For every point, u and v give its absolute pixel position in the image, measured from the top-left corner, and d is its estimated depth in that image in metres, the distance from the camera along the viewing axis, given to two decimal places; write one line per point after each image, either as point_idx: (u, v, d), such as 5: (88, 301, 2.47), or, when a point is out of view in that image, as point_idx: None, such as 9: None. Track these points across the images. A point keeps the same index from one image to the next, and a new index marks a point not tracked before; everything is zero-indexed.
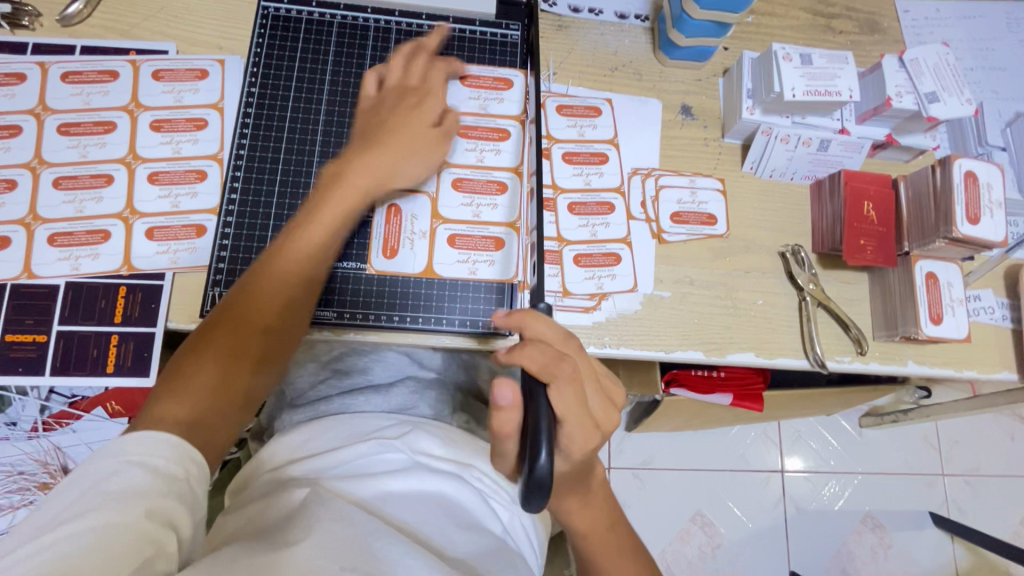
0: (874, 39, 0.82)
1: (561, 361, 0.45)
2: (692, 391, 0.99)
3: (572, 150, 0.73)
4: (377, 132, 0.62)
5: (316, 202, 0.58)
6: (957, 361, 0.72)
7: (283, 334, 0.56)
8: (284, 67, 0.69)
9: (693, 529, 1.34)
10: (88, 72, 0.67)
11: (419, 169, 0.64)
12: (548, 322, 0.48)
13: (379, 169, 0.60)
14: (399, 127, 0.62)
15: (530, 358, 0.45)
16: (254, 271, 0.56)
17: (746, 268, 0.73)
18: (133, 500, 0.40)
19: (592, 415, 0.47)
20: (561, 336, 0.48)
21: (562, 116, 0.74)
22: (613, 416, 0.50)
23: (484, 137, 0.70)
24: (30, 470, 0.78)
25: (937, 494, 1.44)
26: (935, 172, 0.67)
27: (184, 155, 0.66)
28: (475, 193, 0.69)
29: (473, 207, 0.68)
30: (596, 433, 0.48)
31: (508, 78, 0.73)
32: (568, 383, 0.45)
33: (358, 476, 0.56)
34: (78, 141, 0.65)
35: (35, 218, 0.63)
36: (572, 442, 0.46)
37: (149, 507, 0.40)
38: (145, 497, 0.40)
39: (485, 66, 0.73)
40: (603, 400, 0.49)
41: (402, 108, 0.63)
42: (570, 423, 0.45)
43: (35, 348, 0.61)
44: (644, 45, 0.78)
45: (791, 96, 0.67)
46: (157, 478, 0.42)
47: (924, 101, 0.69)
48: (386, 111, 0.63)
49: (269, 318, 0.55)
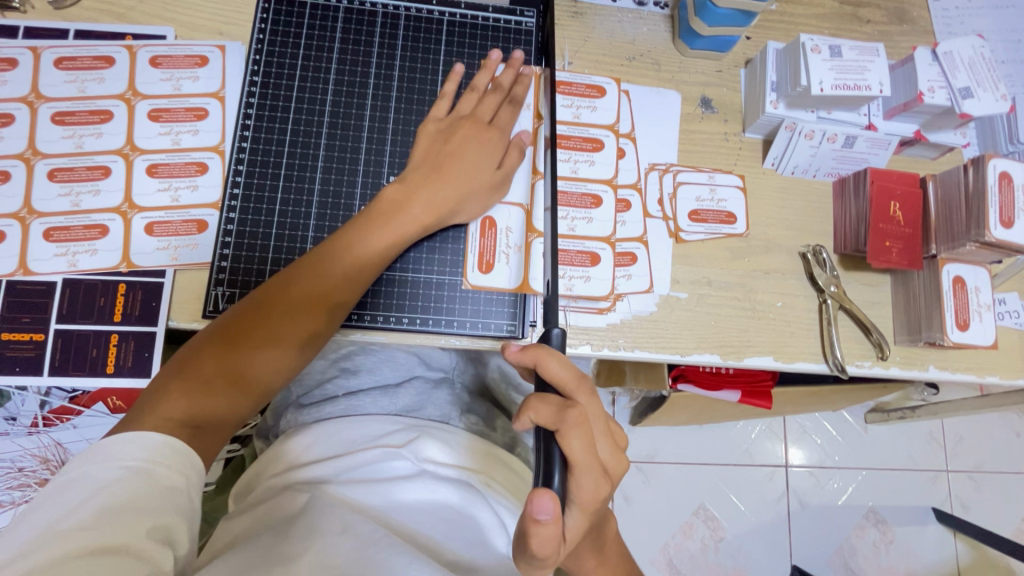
0: (903, 29, 0.79)
1: (566, 410, 0.43)
2: (700, 388, 0.96)
3: (563, 134, 0.69)
4: (441, 153, 0.61)
5: (373, 216, 0.58)
6: (979, 366, 0.71)
7: (309, 339, 0.54)
8: (288, 55, 0.66)
9: (695, 523, 1.33)
10: (83, 58, 0.64)
11: (472, 177, 0.61)
12: (561, 361, 0.45)
13: (436, 190, 0.59)
14: (461, 147, 0.61)
15: (538, 410, 0.44)
16: (290, 272, 0.55)
17: (766, 268, 0.70)
18: (137, 514, 0.40)
19: (600, 462, 0.45)
20: (574, 377, 0.45)
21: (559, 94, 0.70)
22: (622, 460, 0.47)
23: (578, 147, 0.69)
24: (29, 466, 0.76)
25: (941, 490, 1.44)
26: (967, 172, 0.64)
27: (184, 147, 0.64)
28: (571, 206, 0.67)
29: (569, 220, 0.67)
30: (606, 483, 0.45)
31: (601, 85, 0.71)
32: (575, 431, 0.43)
33: (363, 485, 0.55)
34: (73, 131, 0.63)
35: (30, 212, 0.60)
36: (583, 493, 0.44)
37: (152, 524, 0.40)
38: (147, 513, 0.41)
39: (579, 74, 0.71)
40: (612, 447, 0.46)
41: (475, 138, 0.62)
42: (580, 472, 0.43)
43: (33, 347, 0.59)
44: (663, 33, 0.75)
45: (819, 90, 0.64)
46: (160, 490, 0.42)
47: (958, 96, 0.66)
48: (456, 138, 0.62)
49: (297, 321, 0.53)
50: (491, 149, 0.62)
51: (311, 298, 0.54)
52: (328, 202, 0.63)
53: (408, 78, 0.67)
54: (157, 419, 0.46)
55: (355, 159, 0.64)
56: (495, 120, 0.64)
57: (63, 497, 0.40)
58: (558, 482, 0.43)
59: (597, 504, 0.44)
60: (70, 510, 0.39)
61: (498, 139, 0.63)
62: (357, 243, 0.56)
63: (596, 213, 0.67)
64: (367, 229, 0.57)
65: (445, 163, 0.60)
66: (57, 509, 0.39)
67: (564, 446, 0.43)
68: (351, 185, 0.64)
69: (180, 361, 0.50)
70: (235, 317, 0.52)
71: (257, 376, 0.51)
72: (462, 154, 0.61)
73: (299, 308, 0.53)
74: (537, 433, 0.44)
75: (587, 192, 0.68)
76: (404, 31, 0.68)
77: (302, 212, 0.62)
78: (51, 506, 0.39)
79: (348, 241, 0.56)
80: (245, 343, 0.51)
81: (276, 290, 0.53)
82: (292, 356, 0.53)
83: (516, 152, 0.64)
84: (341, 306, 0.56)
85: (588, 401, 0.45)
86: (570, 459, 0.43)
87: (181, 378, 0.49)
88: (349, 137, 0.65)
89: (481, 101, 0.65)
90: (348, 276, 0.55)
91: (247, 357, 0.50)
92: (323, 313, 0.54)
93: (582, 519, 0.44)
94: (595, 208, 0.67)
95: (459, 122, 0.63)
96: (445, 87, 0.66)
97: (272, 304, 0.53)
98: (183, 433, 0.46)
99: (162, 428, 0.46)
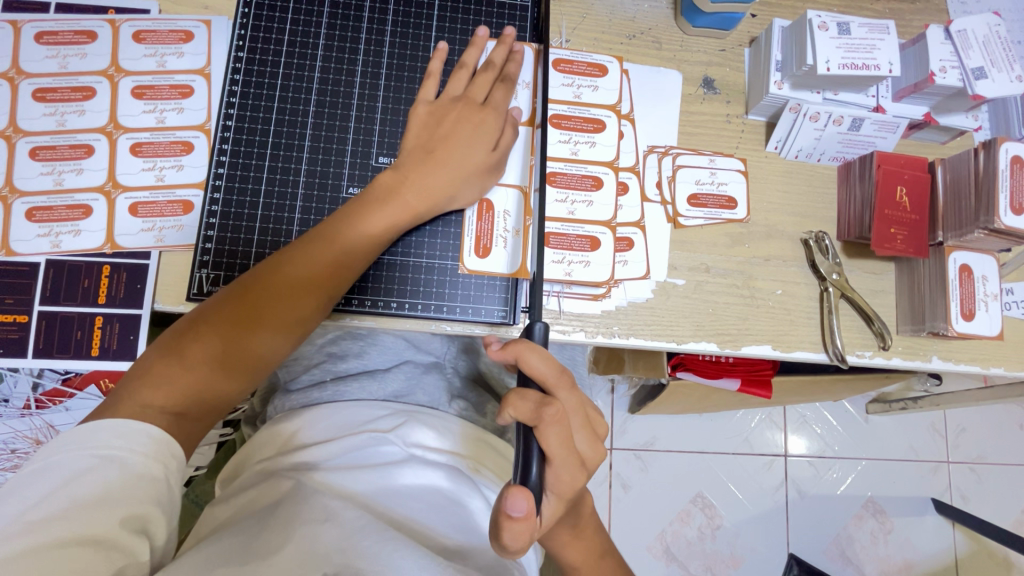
0: (915, 7, 0.76)
1: (545, 406, 0.42)
2: (699, 376, 0.95)
3: (563, 114, 0.67)
4: (433, 132, 0.59)
5: (364, 198, 0.56)
6: (983, 357, 0.69)
7: (294, 325, 0.52)
8: (273, 30, 0.63)
9: (693, 511, 1.33)
10: (64, 32, 0.62)
11: (469, 161, 0.58)
12: (541, 355, 0.43)
13: (431, 175, 0.57)
14: (454, 128, 0.59)
15: (517, 407, 0.42)
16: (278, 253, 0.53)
17: (766, 255, 0.69)
18: (110, 505, 0.40)
19: (577, 454, 0.44)
20: (554, 371, 0.44)
21: (558, 73, 0.67)
22: (599, 449, 0.46)
23: (578, 128, 0.67)
24: (21, 447, 0.77)
25: (941, 482, 1.43)
26: (977, 157, 0.62)
27: (168, 126, 0.62)
28: (570, 188, 0.65)
29: (569, 203, 0.65)
30: (583, 473, 0.45)
31: (602, 63, 0.68)
32: (552, 427, 0.42)
33: (349, 470, 0.54)
34: (55, 108, 0.61)
35: (12, 191, 0.59)
36: (560, 484, 0.44)
37: (125, 516, 0.41)
38: (123, 504, 0.41)
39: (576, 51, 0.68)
40: (588, 438, 0.45)
41: (469, 120, 0.59)
42: (555, 462, 0.43)
43: (17, 328, 0.59)
44: (665, 10, 0.72)
45: (826, 69, 0.61)
46: (135, 481, 0.42)
47: (971, 77, 0.63)
48: (449, 120, 0.59)
49: (283, 305, 0.51)
50: (487, 133, 0.59)
51: (300, 283, 0.52)
52: (315, 183, 0.61)
53: (399, 55, 0.65)
54: (139, 408, 0.45)
55: (343, 139, 0.62)
56: (489, 99, 0.61)
57: (33, 486, 0.40)
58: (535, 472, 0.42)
59: (572, 492, 0.45)
60: (40, 501, 0.39)
61: (494, 121, 0.60)
62: (348, 229, 0.54)
63: (596, 196, 0.65)
64: (356, 212, 0.55)
65: (437, 147, 0.58)
66: (28, 498, 0.39)
67: (544, 441, 0.42)
68: (338, 166, 0.62)
69: (163, 345, 0.49)
70: (221, 300, 0.50)
71: (239, 365, 0.50)
72: (455, 137, 0.58)
73: (288, 294, 0.51)
74: (516, 428, 0.43)
75: (587, 174, 0.66)
76: (394, 7, 0.66)
77: (289, 194, 0.61)
78: (21, 495, 0.39)
79: (340, 226, 0.54)
80: (231, 328, 0.49)
81: (264, 274, 0.51)
82: (279, 341, 0.52)
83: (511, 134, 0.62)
84: (329, 293, 0.54)
85: (568, 395, 0.44)
86: (548, 452, 0.42)
87: (165, 365, 0.47)
88: (336, 116, 0.63)
89: (473, 79, 0.62)
90: (338, 262, 0.53)
91: (234, 344, 0.49)
92: (313, 300, 0.53)
93: (558, 508, 0.44)
94: (596, 190, 0.65)
95: (451, 103, 0.60)
96: (431, 65, 0.63)
97: (259, 288, 0.51)
98: (167, 422, 0.46)
99: (140, 416, 0.45)
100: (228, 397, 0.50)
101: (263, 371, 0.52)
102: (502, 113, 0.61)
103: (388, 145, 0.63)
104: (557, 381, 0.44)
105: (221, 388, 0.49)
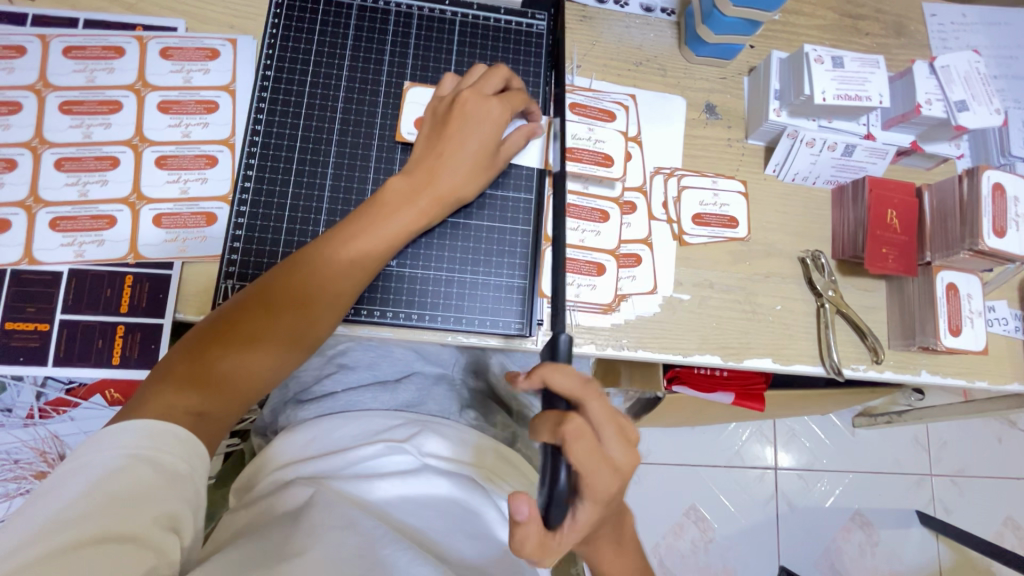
0: (900, 42, 0.81)
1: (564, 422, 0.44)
2: (696, 390, 0.98)
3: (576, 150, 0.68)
4: (442, 131, 0.60)
5: (378, 205, 0.57)
6: (968, 370, 0.73)
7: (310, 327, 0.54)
8: (301, 50, 0.66)
9: (686, 524, 1.35)
10: (92, 47, 0.64)
11: (475, 163, 0.60)
12: (563, 373, 0.45)
13: (439, 176, 0.59)
14: (464, 127, 0.59)
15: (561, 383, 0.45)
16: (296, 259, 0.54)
17: (765, 272, 0.72)
18: (142, 504, 0.41)
19: (611, 461, 0.44)
20: (578, 384, 0.45)
21: (573, 115, 0.70)
22: (633, 455, 0.45)
23: (592, 162, 0.68)
24: (26, 458, 0.76)
25: (925, 494, 1.47)
26: (962, 183, 0.67)
27: (193, 139, 0.64)
28: (581, 220, 0.68)
29: (580, 233, 0.68)
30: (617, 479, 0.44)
31: (611, 110, 0.71)
32: (579, 441, 0.43)
33: (367, 478, 0.55)
34: (81, 121, 0.62)
35: (36, 201, 0.60)
36: (595, 490, 0.44)
37: (156, 514, 0.41)
38: (152, 501, 0.42)
39: (591, 97, 0.71)
40: (624, 445, 0.45)
41: (480, 113, 0.60)
42: (594, 498, 0.44)
43: (38, 337, 0.59)
44: (669, 40, 0.76)
45: (822, 99, 0.66)
46: (166, 478, 0.43)
47: (954, 109, 0.68)
48: (454, 118, 0.60)
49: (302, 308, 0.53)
50: (492, 129, 0.60)
51: (317, 284, 0.53)
52: (339, 198, 0.63)
53: (421, 77, 0.68)
54: (164, 407, 0.46)
55: (367, 156, 0.65)
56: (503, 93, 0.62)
57: (69, 486, 0.41)
58: (564, 477, 0.44)
59: (609, 500, 0.44)
60: (78, 498, 0.40)
61: (497, 112, 0.60)
62: (364, 233, 0.55)
63: (603, 228, 0.69)
64: (373, 217, 0.56)
65: (444, 147, 0.59)
66: (62, 499, 0.40)
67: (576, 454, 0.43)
68: (361, 182, 0.64)
69: (187, 348, 0.50)
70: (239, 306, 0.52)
71: (260, 368, 0.51)
72: (462, 137, 0.59)
73: (308, 296, 0.53)
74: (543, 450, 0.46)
75: (596, 207, 0.69)
76: (417, 30, 0.69)
77: (314, 208, 0.63)
78: (56, 495, 0.40)
79: (350, 232, 0.55)
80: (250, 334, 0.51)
81: (283, 276, 0.53)
82: (297, 349, 0.53)
83: (522, 135, 0.63)
84: (347, 292, 0.55)
85: (598, 406, 0.44)
86: (576, 468, 0.43)
87: (187, 363, 0.49)
88: (360, 134, 0.65)
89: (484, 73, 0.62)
90: (354, 264, 0.55)
91: (253, 346, 0.51)
92: (327, 301, 0.54)
93: (594, 511, 0.44)
94: (604, 222, 0.69)
95: (458, 97, 0.60)
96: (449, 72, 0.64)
97: (276, 290, 0.53)
98: (188, 421, 0.47)
99: (165, 416, 0.46)
100: (237, 404, 0.50)
101: (275, 370, 0.52)
102: (510, 107, 0.61)
103: (400, 124, 0.65)
104: (584, 392, 0.45)
105: (241, 389, 0.50)
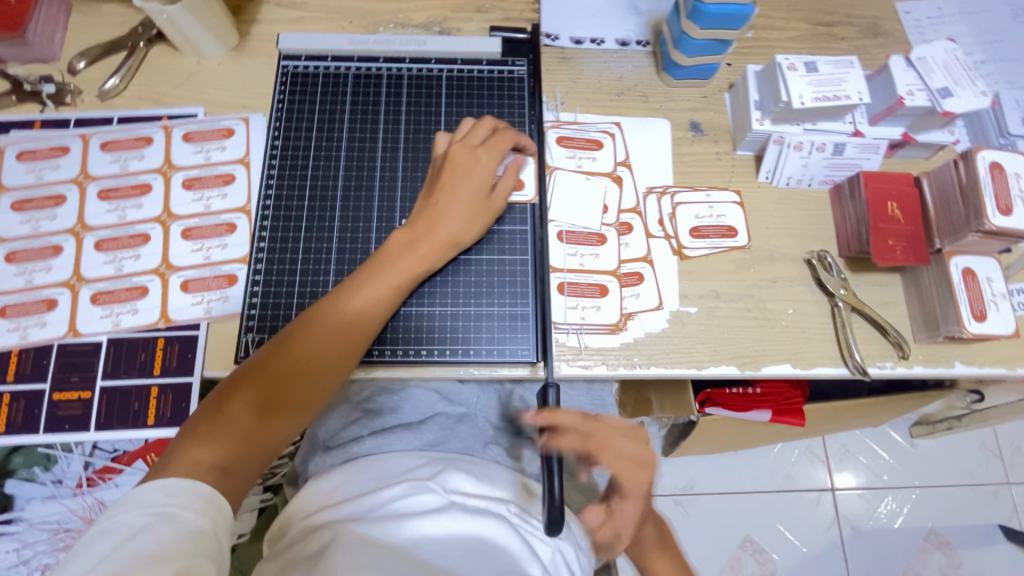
0: (877, 41, 0.83)
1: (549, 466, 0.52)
2: (728, 410, 0.95)
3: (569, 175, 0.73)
4: (435, 183, 0.64)
5: (379, 259, 0.61)
6: (1007, 358, 0.69)
7: (323, 379, 0.56)
8: (305, 119, 0.72)
9: (742, 556, 1.27)
10: (125, 140, 0.72)
11: (464, 207, 0.63)
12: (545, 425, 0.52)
13: (435, 223, 0.62)
14: (453, 177, 0.63)
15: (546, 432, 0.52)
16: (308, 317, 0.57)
17: (773, 278, 0.72)
18: (163, 561, 0.42)
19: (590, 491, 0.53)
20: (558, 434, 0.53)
21: (561, 148, 0.74)
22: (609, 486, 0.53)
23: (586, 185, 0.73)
24: (76, 526, 0.79)
25: (1006, 505, 1.35)
26: (958, 166, 0.66)
27: (214, 210, 0.70)
28: (578, 244, 0.70)
29: (579, 257, 0.70)
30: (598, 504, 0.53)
31: (598, 139, 0.75)
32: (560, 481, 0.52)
33: (393, 522, 0.55)
34: (116, 205, 0.69)
35: (79, 279, 0.66)
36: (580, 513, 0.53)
37: (175, 569, 0.42)
38: (174, 558, 0.43)
39: (577, 129, 0.75)
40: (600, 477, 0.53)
41: (469, 162, 0.64)
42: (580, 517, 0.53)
43: (81, 404, 0.63)
44: (647, 68, 0.80)
45: (800, 104, 0.68)
46: (187, 536, 0.45)
47: (938, 96, 0.68)
48: (447, 166, 0.64)
49: (316, 361, 0.56)
50: (483, 174, 0.64)
51: (332, 338, 0.57)
52: (346, 248, 0.67)
53: (415, 131, 0.73)
54: (189, 464, 0.49)
55: (369, 206, 0.69)
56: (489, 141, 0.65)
57: (99, 546, 0.43)
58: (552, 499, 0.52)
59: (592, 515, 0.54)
60: (107, 557, 0.42)
61: (486, 161, 0.64)
62: (370, 281, 0.59)
63: (602, 250, 0.70)
64: (375, 269, 0.60)
65: (439, 195, 0.63)
66: (95, 558, 0.42)
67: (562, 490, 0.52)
68: (366, 231, 0.68)
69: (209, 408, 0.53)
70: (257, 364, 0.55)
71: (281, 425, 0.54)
72: (454, 187, 0.63)
73: (323, 347, 0.56)
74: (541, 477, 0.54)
75: (592, 231, 0.71)
76: (408, 89, 0.75)
77: (323, 260, 0.67)
78: (86, 554, 0.43)
79: (355, 285, 0.59)
80: (267, 391, 0.54)
81: (296, 334, 0.56)
82: (313, 401, 0.56)
83: (514, 174, 0.66)
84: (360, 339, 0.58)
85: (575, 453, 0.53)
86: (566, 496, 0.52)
87: (215, 424, 0.52)
88: (362, 187, 0.70)
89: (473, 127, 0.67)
90: (365, 313, 0.58)
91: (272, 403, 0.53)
92: (338, 354, 0.57)
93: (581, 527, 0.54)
94: (602, 245, 0.71)
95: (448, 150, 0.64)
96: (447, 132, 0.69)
97: (293, 347, 0.56)
98: (212, 478, 0.49)
99: (191, 473, 0.49)
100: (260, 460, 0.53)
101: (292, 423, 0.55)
102: (496, 153, 0.64)
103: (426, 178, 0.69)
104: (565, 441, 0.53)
105: (264, 443, 0.53)
